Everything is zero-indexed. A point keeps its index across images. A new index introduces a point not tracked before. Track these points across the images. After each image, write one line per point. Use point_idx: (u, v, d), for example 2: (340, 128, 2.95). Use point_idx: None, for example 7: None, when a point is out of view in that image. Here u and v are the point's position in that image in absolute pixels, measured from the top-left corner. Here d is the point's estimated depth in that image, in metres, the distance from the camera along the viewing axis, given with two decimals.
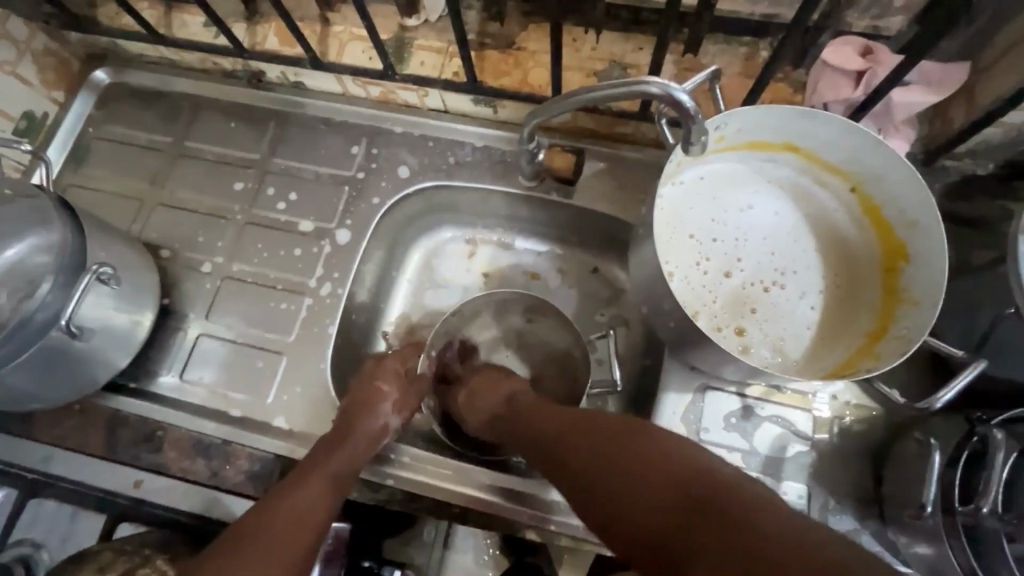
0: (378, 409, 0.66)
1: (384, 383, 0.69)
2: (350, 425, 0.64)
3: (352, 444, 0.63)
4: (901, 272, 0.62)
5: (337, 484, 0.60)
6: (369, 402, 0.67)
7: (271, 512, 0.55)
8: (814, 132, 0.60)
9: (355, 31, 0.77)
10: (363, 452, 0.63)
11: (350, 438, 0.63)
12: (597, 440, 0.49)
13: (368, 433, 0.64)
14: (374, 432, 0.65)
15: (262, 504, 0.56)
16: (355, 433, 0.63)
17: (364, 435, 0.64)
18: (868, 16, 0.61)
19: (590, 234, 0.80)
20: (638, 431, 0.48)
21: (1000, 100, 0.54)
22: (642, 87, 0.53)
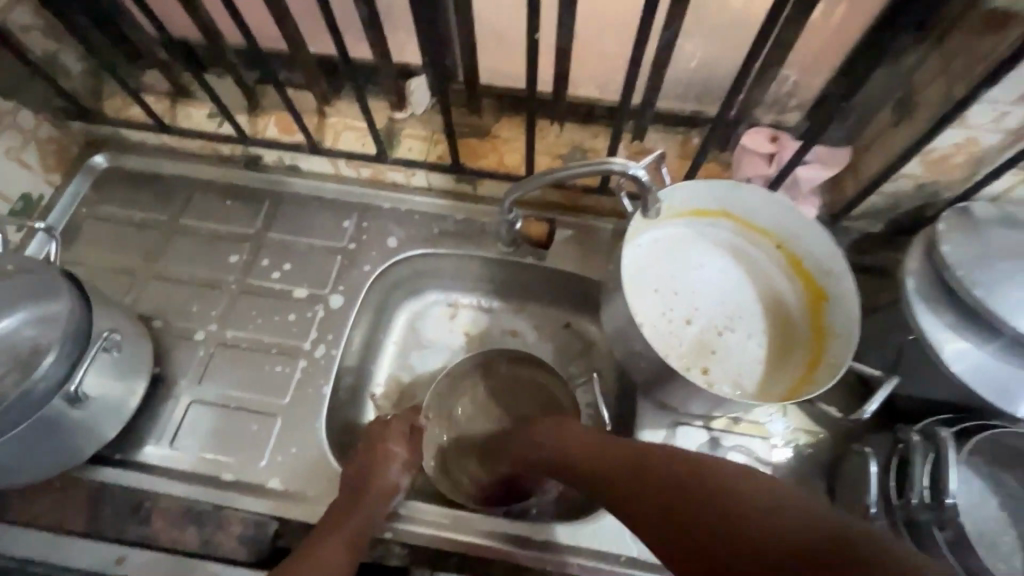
0: (389, 469, 0.69)
1: (394, 445, 0.71)
2: (365, 480, 0.67)
3: (369, 503, 0.65)
4: (826, 311, 0.74)
5: (356, 544, 0.63)
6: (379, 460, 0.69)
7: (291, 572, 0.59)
8: (742, 201, 0.74)
9: (349, 121, 0.87)
10: (381, 505, 0.66)
11: (366, 493, 0.66)
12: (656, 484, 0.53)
13: (382, 490, 0.67)
14: (388, 489, 0.67)
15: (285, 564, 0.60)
16: (371, 490, 0.66)
17: (380, 489, 0.67)
18: (772, 112, 0.78)
19: (562, 294, 0.89)
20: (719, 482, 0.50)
21: (877, 172, 0.69)
22: (606, 167, 0.64)
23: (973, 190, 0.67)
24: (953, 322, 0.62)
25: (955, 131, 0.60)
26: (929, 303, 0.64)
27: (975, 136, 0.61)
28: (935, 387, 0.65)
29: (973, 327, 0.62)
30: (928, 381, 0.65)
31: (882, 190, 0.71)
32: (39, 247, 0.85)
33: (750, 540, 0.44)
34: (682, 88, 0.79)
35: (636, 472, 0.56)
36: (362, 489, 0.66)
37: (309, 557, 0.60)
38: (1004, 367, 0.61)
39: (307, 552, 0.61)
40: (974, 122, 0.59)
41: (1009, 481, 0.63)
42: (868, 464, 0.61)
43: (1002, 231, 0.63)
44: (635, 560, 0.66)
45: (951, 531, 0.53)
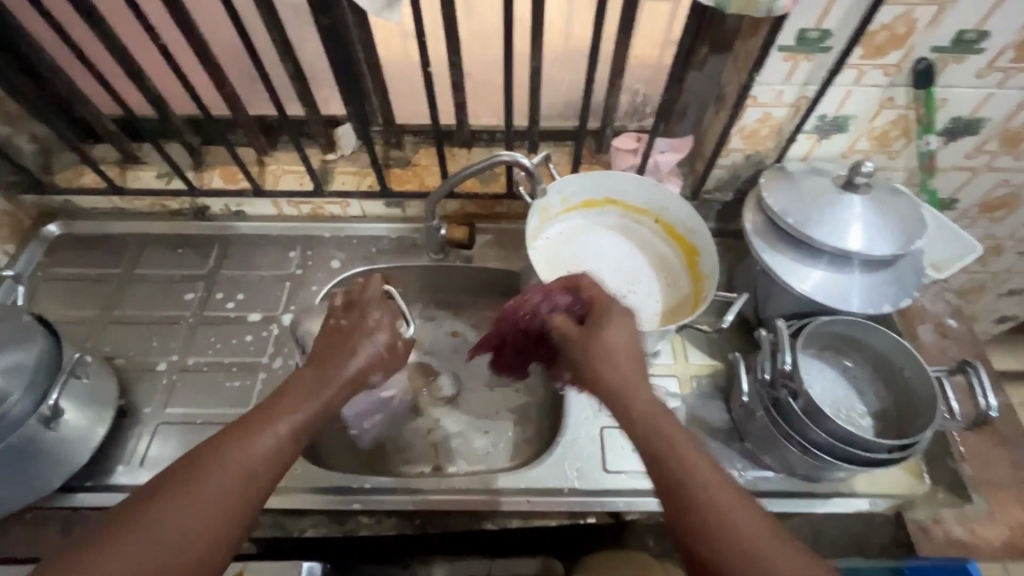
0: (348, 354, 0.65)
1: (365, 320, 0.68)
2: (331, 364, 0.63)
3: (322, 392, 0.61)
4: (699, 264, 0.91)
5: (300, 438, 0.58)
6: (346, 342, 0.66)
7: (214, 460, 0.52)
8: (618, 187, 0.92)
9: (287, 166, 1.01)
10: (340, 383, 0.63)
11: (325, 377, 0.62)
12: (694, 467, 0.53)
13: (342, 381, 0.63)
14: (347, 375, 0.63)
15: (215, 443, 0.54)
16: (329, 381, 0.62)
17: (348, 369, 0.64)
18: (634, 120, 0.99)
19: (491, 291, 1.03)
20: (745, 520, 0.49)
21: (713, 150, 0.89)
22: (499, 160, 0.79)
23: (784, 154, 0.88)
24: (786, 250, 0.80)
25: (754, 109, 0.81)
26: (767, 240, 0.81)
27: (769, 112, 0.82)
28: (786, 304, 0.81)
29: (800, 250, 0.79)
30: (780, 300, 0.82)
31: (721, 164, 0.91)
32: (7, 294, 0.91)
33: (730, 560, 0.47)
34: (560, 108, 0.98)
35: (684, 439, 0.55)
36: (335, 349, 0.65)
37: (259, 421, 0.57)
38: (829, 277, 0.78)
39: (254, 421, 0.57)
40: (763, 100, 0.80)
41: (850, 363, 0.79)
42: (738, 366, 0.75)
43: (805, 177, 0.82)
44: (575, 489, 0.77)
45: (802, 398, 0.67)
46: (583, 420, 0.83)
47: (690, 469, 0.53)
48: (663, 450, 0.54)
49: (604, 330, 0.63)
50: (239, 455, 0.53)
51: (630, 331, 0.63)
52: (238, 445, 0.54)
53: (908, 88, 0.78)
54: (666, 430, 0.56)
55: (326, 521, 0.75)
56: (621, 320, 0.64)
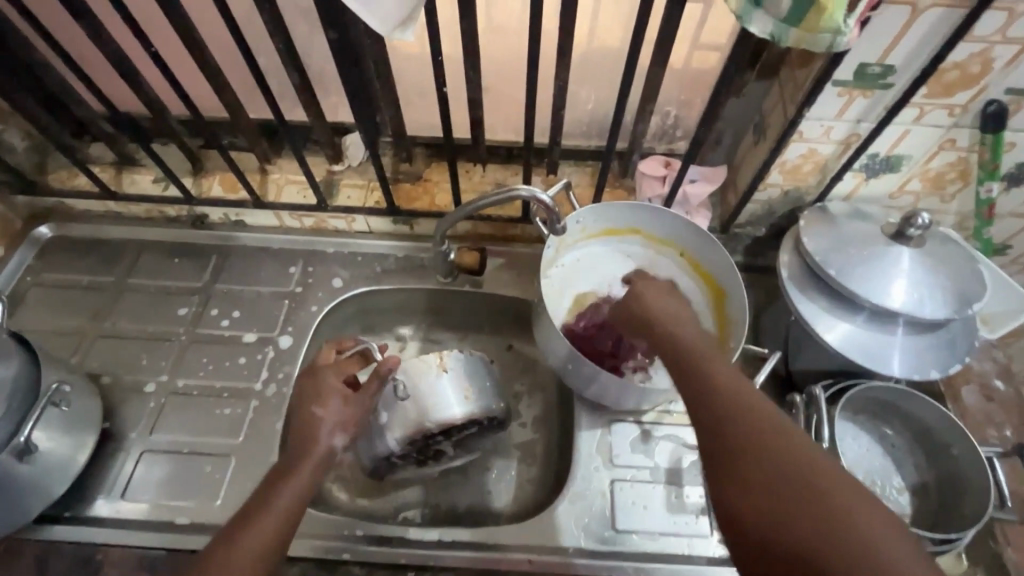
0: (318, 436, 0.67)
1: (323, 403, 0.69)
2: (299, 450, 0.65)
3: (301, 472, 0.64)
4: (726, 307, 0.84)
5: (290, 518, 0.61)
6: (309, 430, 0.68)
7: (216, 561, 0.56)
8: (642, 218, 0.85)
9: (290, 176, 0.95)
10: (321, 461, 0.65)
11: (300, 459, 0.65)
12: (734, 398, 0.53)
13: (316, 460, 0.65)
14: (321, 455, 0.66)
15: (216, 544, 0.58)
16: (302, 461, 0.65)
17: (321, 448, 0.66)
18: (663, 143, 0.92)
19: (501, 318, 0.97)
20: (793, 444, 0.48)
21: (748, 184, 0.82)
22: (516, 194, 0.74)
23: (826, 192, 0.81)
24: (823, 304, 0.73)
25: (798, 144, 0.74)
26: (802, 291, 0.74)
27: (814, 147, 0.74)
28: (821, 360, 0.75)
29: (838, 305, 0.72)
30: (816, 356, 0.75)
31: (756, 199, 0.84)
32: None
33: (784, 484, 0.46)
34: (584, 127, 0.91)
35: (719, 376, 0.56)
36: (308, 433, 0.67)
37: (251, 514, 0.60)
38: (869, 337, 0.71)
39: (240, 524, 0.59)
40: (809, 135, 0.72)
41: (890, 431, 0.72)
42: None
43: (849, 223, 0.75)
44: (580, 549, 0.72)
45: None
46: (593, 471, 0.78)
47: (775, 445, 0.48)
48: (702, 386, 0.56)
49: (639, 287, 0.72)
50: (235, 558, 0.56)
51: (663, 290, 0.72)
52: (230, 541, 0.57)
53: (973, 130, 0.70)
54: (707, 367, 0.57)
55: (315, 569, 0.71)
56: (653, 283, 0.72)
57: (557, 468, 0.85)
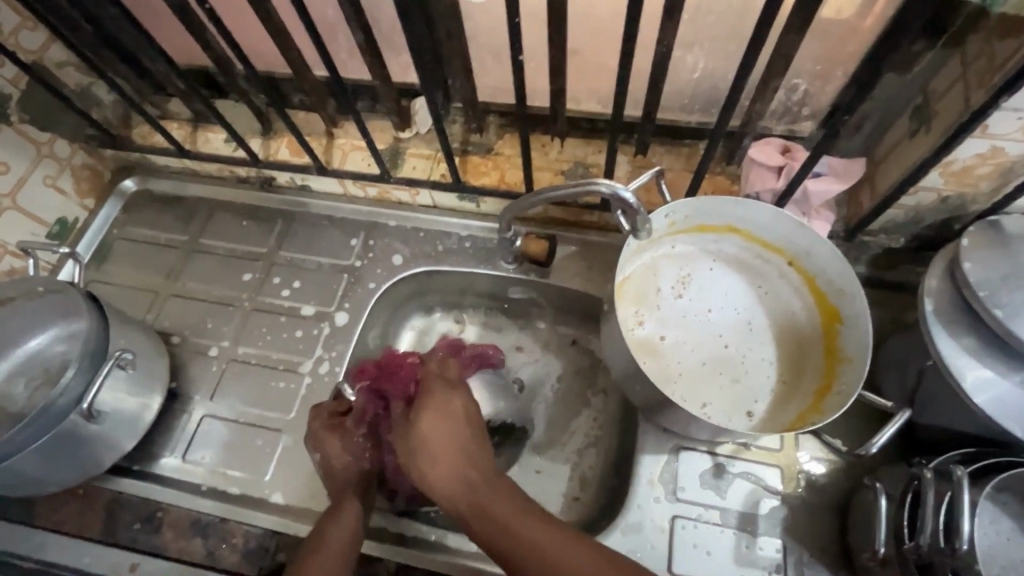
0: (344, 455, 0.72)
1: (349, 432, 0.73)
2: (332, 468, 0.72)
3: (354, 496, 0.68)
4: (839, 333, 0.70)
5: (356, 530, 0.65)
6: (332, 469, 0.71)
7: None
8: (748, 217, 0.71)
9: (355, 142, 0.89)
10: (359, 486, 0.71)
11: (345, 492, 0.68)
12: None
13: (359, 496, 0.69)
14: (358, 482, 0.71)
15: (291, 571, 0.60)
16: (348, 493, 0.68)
17: (352, 470, 0.72)
18: (783, 123, 0.75)
19: (567, 311, 0.88)
20: None
21: (892, 185, 0.65)
22: (594, 187, 0.63)
23: (1002, 203, 0.62)
24: (977, 350, 0.57)
25: (976, 141, 0.56)
26: (948, 328, 0.58)
27: (999, 146, 0.56)
28: (960, 418, 0.60)
29: (997, 354, 0.56)
30: (950, 411, 0.60)
31: (899, 204, 0.67)
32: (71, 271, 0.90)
33: None
34: (685, 100, 0.77)
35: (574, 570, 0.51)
36: (330, 470, 0.72)
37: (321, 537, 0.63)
38: None
39: (312, 544, 0.63)
40: (997, 130, 0.54)
41: None
42: (878, 498, 0.57)
43: None
44: None
45: None
46: (652, 502, 0.69)
47: None
48: None
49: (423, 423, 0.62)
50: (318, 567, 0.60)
51: (441, 432, 0.61)
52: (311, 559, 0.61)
53: None
54: (536, 548, 0.53)
55: None
56: (427, 422, 0.62)
57: (615, 484, 0.78)
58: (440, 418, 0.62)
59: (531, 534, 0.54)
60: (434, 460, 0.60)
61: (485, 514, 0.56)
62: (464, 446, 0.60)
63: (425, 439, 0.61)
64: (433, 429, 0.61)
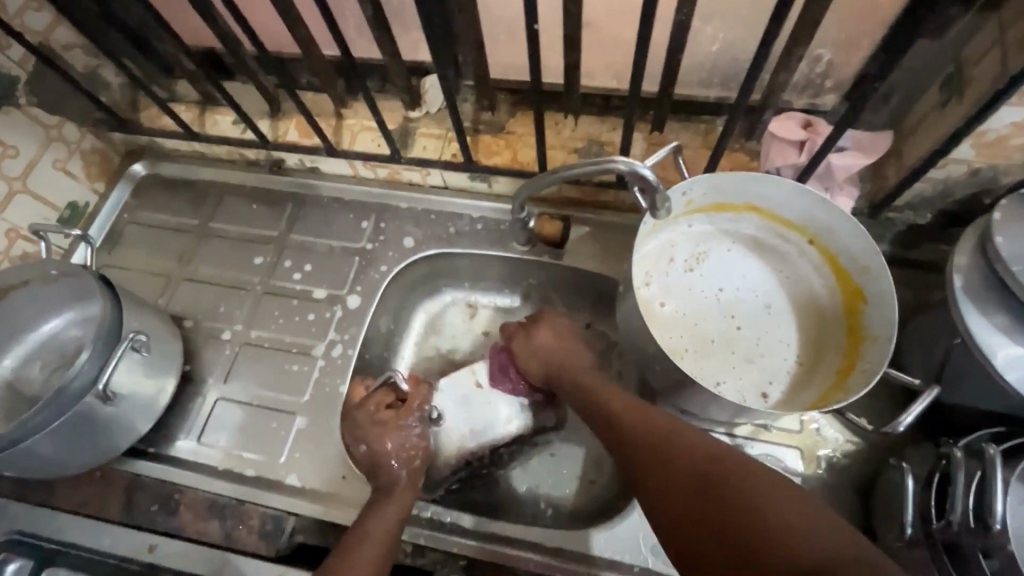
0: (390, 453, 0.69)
1: (393, 429, 0.71)
2: (375, 465, 0.69)
3: (397, 493, 0.67)
4: (861, 312, 0.68)
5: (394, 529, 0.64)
6: (374, 466, 0.69)
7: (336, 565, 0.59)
8: (768, 194, 0.69)
9: (365, 123, 0.88)
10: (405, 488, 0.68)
11: (389, 490, 0.67)
12: (664, 456, 0.52)
13: (401, 493, 0.67)
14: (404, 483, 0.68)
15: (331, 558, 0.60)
16: (393, 489, 0.67)
17: (393, 470, 0.69)
18: (805, 96, 0.73)
19: (581, 293, 0.87)
20: (695, 452, 0.51)
21: (920, 158, 0.63)
22: (612, 164, 0.61)
23: None
24: (1008, 327, 0.55)
25: (1012, 109, 0.54)
26: (978, 305, 0.57)
27: None
28: (989, 397, 0.58)
29: None
30: (977, 390, 0.59)
31: (927, 178, 0.64)
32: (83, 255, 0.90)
33: (702, 497, 0.47)
34: (704, 74, 0.74)
35: (645, 441, 0.55)
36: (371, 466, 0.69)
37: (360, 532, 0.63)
38: None
39: (353, 536, 0.62)
40: None
41: None
42: (905, 478, 0.56)
43: None
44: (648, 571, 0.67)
45: (998, 560, 0.47)
46: None
47: (725, 471, 0.47)
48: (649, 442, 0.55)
49: (540, 326, 0.75)
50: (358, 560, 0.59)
51: (562, 331, 0.74)
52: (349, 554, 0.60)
53: None
54: (638, 413, 0.59)
55: None
56: (546, 328, 0.74)
57: None
58: (555, 337, 0.74)
59: (618, 405, 0.61)
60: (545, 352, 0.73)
61: (612, 418, 0.60)
62: (568, 346, 0.73)
63: (541, 344, 0.73)
64: (548, 343, 0.73)
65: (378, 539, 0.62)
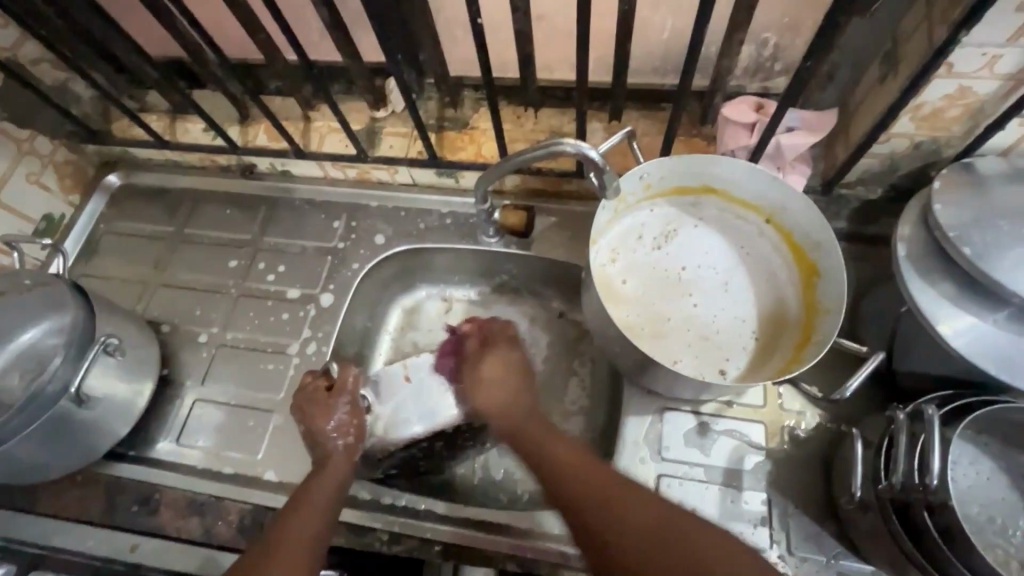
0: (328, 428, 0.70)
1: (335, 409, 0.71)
2: (313, 442, 0.70)
3: (331, 467, 0.68)
4: (817, 286, 0.70)
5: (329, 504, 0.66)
6: (316, 441, 0.70)
7: (270, 546, 0.61)
8: (724, 175, 0.71)
9: (332, 124, 0.90)
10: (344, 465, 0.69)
11: (324, 464, 0.69)
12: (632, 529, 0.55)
13: (338, 469, 0.68)
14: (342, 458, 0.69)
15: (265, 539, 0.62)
16: (329, 465, 0.69)
17: (332, 448, 0.69)
18: (757, 80, 0.75)
19: (552, 282, 0.88)
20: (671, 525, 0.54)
21: (864, 134, 0.64)
22: (559, 149, 0.63)
23: (975, 145, 0.62)
24: (951, 293, 0.57)
25: (944, 82, 0.55)
26: (922, 272, 0.58)
27: (967, 85, 0.56)
28: (938, 362, 0.59)
29: (971, 295, 0.56)
30: (926, 355, 0.60)
31: (873, 153, 0.66)
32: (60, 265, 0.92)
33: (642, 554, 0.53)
34: (658, 62, 0.76)
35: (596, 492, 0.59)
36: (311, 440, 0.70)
37: (291, 509, 0.64)
38: (1008, 341, 0.55)
39: (286, 513, 0.64)
40: (963, 69, 0.54)
41: None
42: (856, 444, 0.57)
43: (1008, 188, 0.56)
44: None
45: (942, 516, 0.49)
46: (638, 462, 0.70)
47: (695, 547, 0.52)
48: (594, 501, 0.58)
49: (483, 364, 0.73)
50: (287, 539, 0.61)
51: (513, 361, 0.74)
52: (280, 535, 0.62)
53: None
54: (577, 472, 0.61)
55: (346, 533, 0.72)
56: (491, 365, 0.73)
57: (604, 450, 0.79)
58: (500, 368, 0.73)
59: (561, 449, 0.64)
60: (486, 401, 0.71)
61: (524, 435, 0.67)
62: (512, 393, 0.71)
63: (483, 383, 0.72)
64: (496, 368, 0.72)
65: (313, 512, 0.64)
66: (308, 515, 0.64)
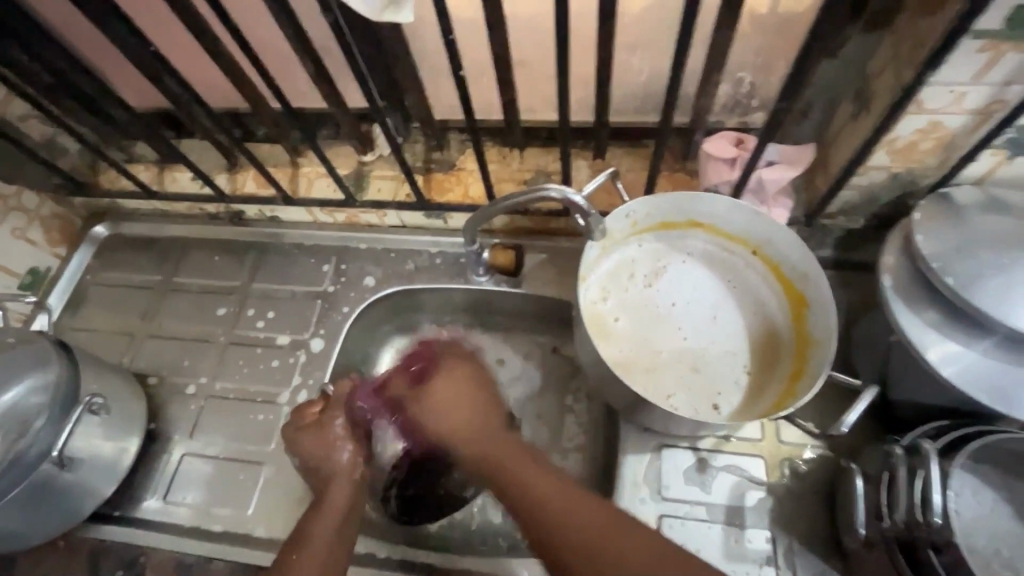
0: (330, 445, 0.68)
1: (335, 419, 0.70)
2: (315, 462, 0.68)
3: (337, 481, 0.65)
4: (807, 317, 0.71)
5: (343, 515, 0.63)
6: (318, 462, 0.68)
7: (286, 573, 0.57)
8: (709, 210, 0.72)
9: (320, 170, 0.90)
10: (348, 481, 0.66)
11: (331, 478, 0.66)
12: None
13: (343, 485, 0.65)
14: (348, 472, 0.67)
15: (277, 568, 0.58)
16: (335, 478, 0.66)
17: (339, 463, 0.67)
18: (735, 116, 0.76)
19: (544, 319, 0.88)
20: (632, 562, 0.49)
21: (843, 167, 0.66)
22: (544, 193, 0.64)
23: (950, 175, 0.63)
24: (939, 323, 0.57)
25: (915, 117, 0.57)
26: (909, 303, 0.59)
27: (938, 120, 0.57)
28: (933, 392, 0.59)
29: (958, 324, 0.56)
30: (920, 385, 0.60)
31: (853, 185, 0.67)
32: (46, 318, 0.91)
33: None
34: (638, 102, 0.78)
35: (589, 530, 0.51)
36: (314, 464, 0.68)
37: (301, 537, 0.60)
38: (999, 369, 0.55)
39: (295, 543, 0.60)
40: (933, 105, 0.56)
41: None
42: (854, 480, 0.57)
43: (987, 217, 0.57)
44: None
45: (948, 554, 0.48)
46: (638, 503, 0.69)
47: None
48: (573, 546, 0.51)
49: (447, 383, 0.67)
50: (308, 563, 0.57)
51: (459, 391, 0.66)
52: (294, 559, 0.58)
53: None
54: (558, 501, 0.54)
55: None
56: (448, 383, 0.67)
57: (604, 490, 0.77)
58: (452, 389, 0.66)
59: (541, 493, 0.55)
60: (443, 416, 0.65)
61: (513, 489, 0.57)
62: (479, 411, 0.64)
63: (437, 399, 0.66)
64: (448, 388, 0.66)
65: (326, 529, 0.61)
66: (321, 535, 0.61)
